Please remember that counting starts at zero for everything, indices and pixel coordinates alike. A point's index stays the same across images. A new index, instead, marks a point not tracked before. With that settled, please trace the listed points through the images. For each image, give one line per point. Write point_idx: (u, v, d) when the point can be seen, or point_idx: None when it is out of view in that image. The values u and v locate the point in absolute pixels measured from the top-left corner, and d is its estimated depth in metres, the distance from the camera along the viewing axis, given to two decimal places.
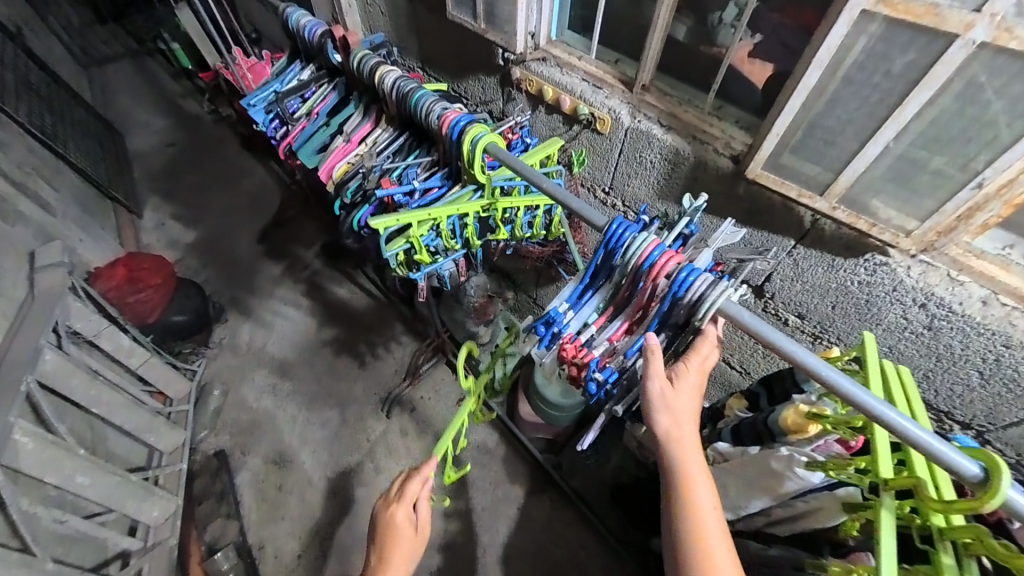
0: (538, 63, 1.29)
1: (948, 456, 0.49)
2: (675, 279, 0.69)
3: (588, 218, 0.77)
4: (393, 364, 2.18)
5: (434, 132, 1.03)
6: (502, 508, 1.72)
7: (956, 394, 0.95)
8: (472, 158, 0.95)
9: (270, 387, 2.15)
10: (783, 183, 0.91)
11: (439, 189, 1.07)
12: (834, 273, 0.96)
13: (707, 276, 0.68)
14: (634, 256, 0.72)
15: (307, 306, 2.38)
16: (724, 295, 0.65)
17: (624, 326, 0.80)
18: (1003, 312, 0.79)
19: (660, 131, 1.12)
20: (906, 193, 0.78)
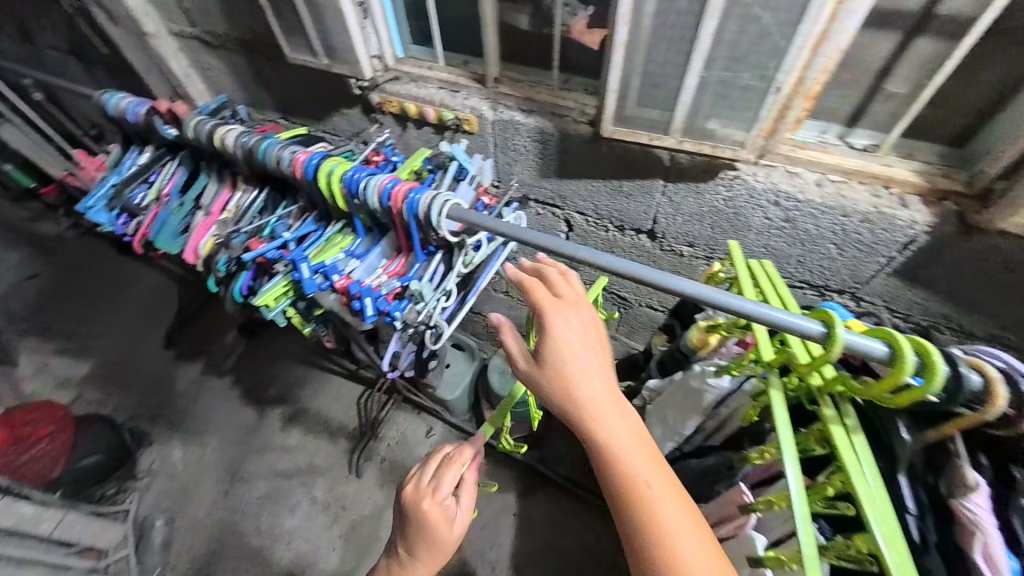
0: (392, 83, 1.31)
1: (796, 324, 0.57)
2: (408, 202, 0.84)
3: (333, 173, 0.92)
4: (352, 420, 2.05)
5: (291, 178, 1.00)
6: (502, 519, 1.68)
7: (830, 271, 1.05)
8: (332, 191, 0.93)
9: (222, 495, 1.92)
10: (634, 133, 1.00)
11: (316, 232, 1.04)
12: (703, 198, 1.06)
13: (432, 193, 0.84)
14: (375, 195, 0.88)
15: (240, 395, 2.17)
16: (445, 203, 0.83)
17: (403, 263, 0.97)
18: (833, 188, 0.93)
19: (523, 116, 1.17)
20: (732, 110, 0.88)
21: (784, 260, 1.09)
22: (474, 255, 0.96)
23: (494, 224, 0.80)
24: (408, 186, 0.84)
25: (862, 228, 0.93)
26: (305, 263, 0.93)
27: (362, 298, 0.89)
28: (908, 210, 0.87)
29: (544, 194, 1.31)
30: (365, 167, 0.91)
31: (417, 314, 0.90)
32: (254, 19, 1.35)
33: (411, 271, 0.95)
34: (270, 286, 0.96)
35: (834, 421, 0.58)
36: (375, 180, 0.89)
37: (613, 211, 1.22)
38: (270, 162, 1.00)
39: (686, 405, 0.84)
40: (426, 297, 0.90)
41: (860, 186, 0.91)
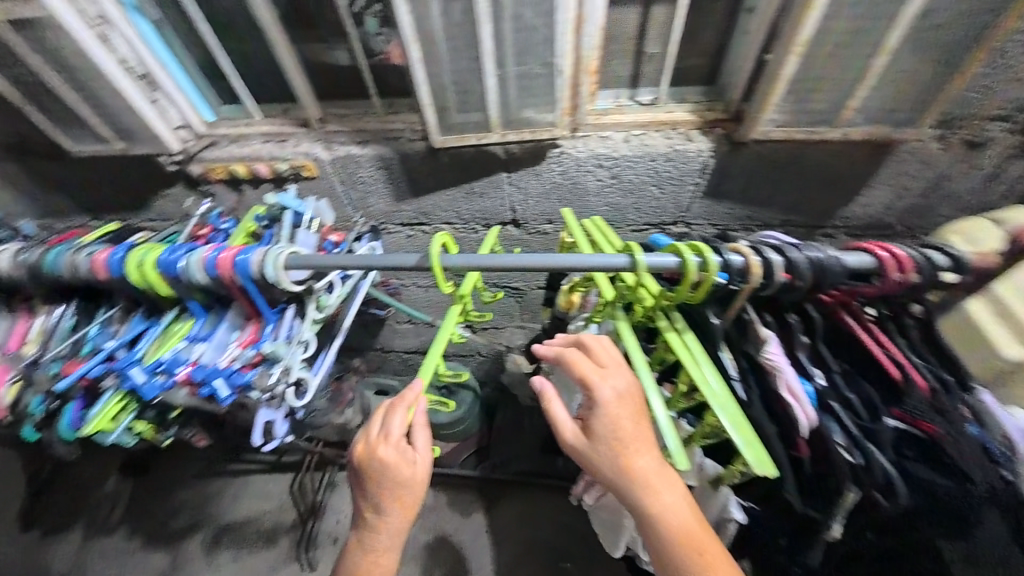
0: (209, 149, 1.22)
1: (605, 262, 0.63)
2: (234, 265, 0.79)
3: (145, 260, 0.83)
4: (291, 514, 1.84)
5: (97, 281, 0.88)
6: (478, 542, 1.65)
7: (662, 209, 1.20)
8: (147, 280, 0.83)
9: None
10: (463, 137, 1.06)
11: (148, 330, 0.92)
12: (543, 177, 1.16)
13: (262, 250, 0.80)
14: (198, 270, 0.81)
15: (143, 544, 1.82)
16: (277, 254, 0.79)
17: (257, 328, 0.90)
18: (637, 140, 1.09)
19: (360, 149, 1.17)
20: (535, 97, 0.99)
21: (627, 211, 1.22)
22: (331, 296, 0.93)
23: (326, 259, 0.79)
24: (231, 250, 0.79)
25: (668, 165, 1.10)
26: (135, 366, 0.82)
27: (207, 380, 0.80)
28: (694, 143, 1.06)
29: (407, 215, 1.32)
30: (180, 244, 0.84)
31: (271, 378, 0.84)
32: (13, 118, 1.16)
33: (264, 335, 0.88)
34: (100, 405, 0.85)
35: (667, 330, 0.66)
36: (195, 254, 0.82)
37: (475, 213, 1.28)
38: (66, 272, 0.88)
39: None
40: (284, 355, 0.86)
41: (656, 134, 1.08)
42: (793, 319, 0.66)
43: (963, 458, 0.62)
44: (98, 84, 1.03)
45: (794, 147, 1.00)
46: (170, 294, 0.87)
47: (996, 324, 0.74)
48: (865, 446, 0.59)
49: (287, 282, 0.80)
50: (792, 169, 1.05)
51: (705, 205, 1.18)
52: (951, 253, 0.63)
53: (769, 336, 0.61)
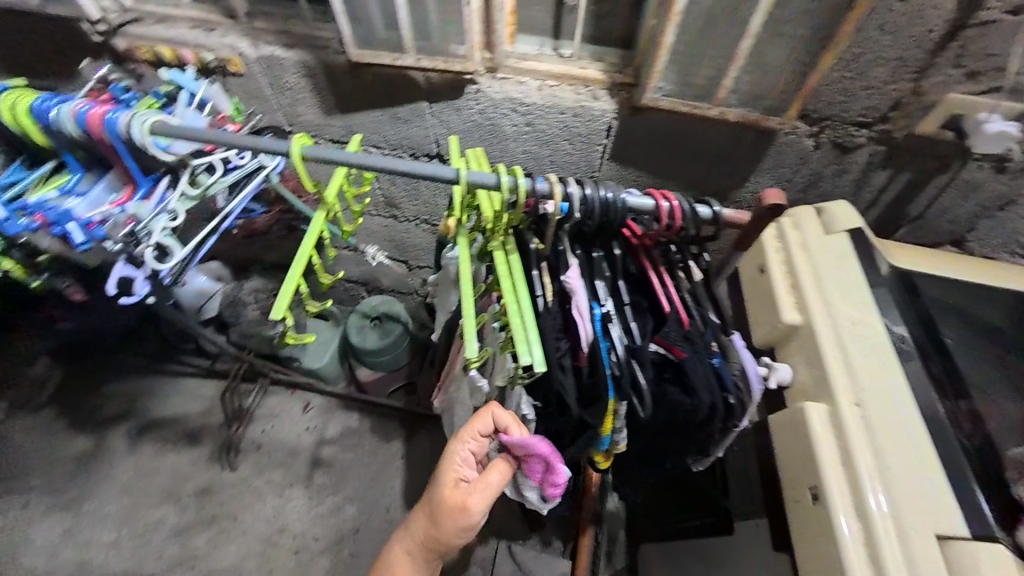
0: (135, 26, 1.22)
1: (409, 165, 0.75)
2: (102, 123, 0.74)
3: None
4: (231, 411, 2.20)
5: None
6: (392, 464, 2.13)
7: (574, 166, 1.27)
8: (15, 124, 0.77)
9: (97, 528, 2.00)
10: (378, 54, 1.09)
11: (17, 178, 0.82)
12: (463, 113, 1.21)
13: (133, 110, 0.75)
14: (66, 123, 0.75)
15: (118, 432, 2.20)
16: (147, 119, 0.74)
17: (125, 194, 0.82)
18: (550, 90, 1.13)
19: (284, 52, 1.18)
20: (445, 25, 1.03)
21: (543, 161, 1.28)
22: (212, 179, 0.85)
23: (208, 135, 0.74)
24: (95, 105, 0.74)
25: (576, 120, 1.15)
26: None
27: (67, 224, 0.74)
28: (600, 101, 1.11)
29: (336, 132, 1.36)
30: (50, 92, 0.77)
31: (123, 231, 0.76)
32: None
33: (135, 199, 0.80)
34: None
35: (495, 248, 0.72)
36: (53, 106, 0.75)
37: (403, 144, 1.33)
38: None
39: (446, 284, 0.96)
40: (137, 221, 0.77)
41: (568, 87, 1.13)
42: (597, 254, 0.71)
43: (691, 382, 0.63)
44: None
45: (683, 121, 1.07)
46: (49, 147, 0.80)
47: (784, 288, 0.79)
48: (627, 362, 0.65)
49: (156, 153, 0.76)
50: (685, 144, 1.13)
51: (609, 165, 1.25)
52: (717, 205, 0.65)
53: (572, 260, 0.68)
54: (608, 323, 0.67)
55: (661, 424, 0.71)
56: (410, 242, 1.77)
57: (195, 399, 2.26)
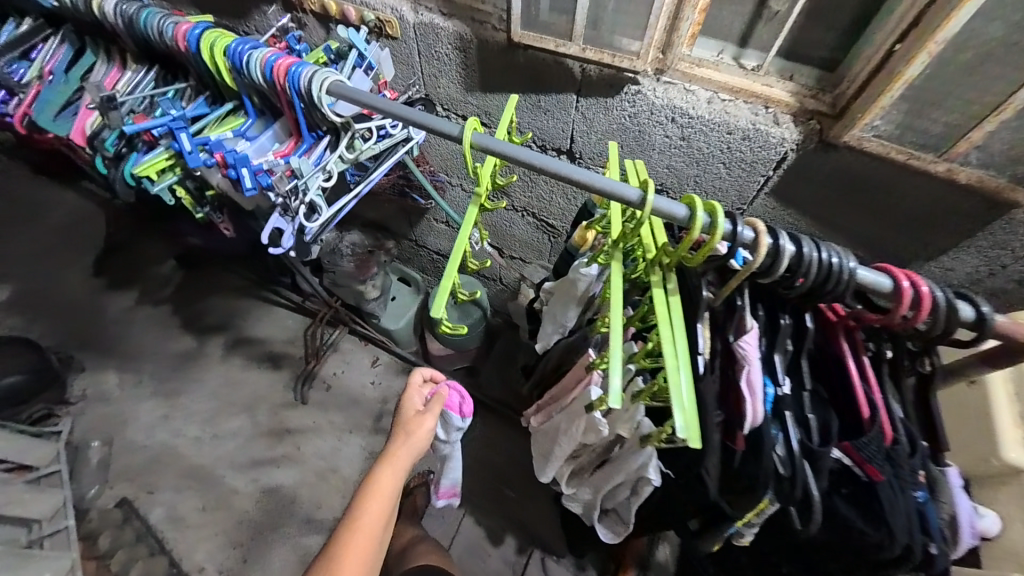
0: None
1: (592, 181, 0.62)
2: (288, 74, 0.74)
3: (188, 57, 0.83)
4: (309, 348, 2.35)
5: (172, 54, 0.85)
6: None
7: (721, 192, 1.14)
8: (212, 65, 0.79)
9: (184, 421, 2.26)
10: (541, 39, 1.00)
11: (205, 112, 0.86)
12: (611, 114, 1.11)
13: (318, 68, 0.75)
14: (256, 72, 0.77)
15: (215, 341, 2.45)
16: (329, 77, 0.73)
17: (292, 147, 0.83)
18: (722, 105, 0.99)
19: (443, 21, 1.14)
20: (626, 17, 0.91)
21: (686, 180, 1.16)
22: (368, 145, 0.84)
23: (382, 104, 0.72)
24: (290, 59, 0.74)
25: (744, 143, 1.00)
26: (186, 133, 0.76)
27: (239, 167, 0.74)
28: (782, 128, 0.95)
29: (470, 109, 1.32)
30: (246, 38, 0.78)
31: (287, 185, 0.76)
32: None
33: (298, 153, 0.81)
34: (150, 155, 0.78)
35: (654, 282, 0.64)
36: (251, 52, 0.76)
37: (537, 134, 1.27)
38: (151, 33, 0.82)
39: (567, 298, 0.91)
40: (299, 175, 0.77)
41: (744, 105, 0.98)
42: (783, 320, 0.59)
43: (890, 512, 0.60)
44: None
45: (885, 171, 0.89)
46: (233, 88, 0.83)
47: (1010, 424, 0.88)
48: (800, 461, 0.57)
49: (330, 113, 0.75)
50: (874, 195, 0.95)
51: (762, 199, 1.09)
52: (984, 308, 0.57)
53: (751, 321, 0.59)
54: (780, 408, 0.63)
55: (829, 536, 0.72)
56: (509, 231, 1.73)
57: (282, 329, 2.47)
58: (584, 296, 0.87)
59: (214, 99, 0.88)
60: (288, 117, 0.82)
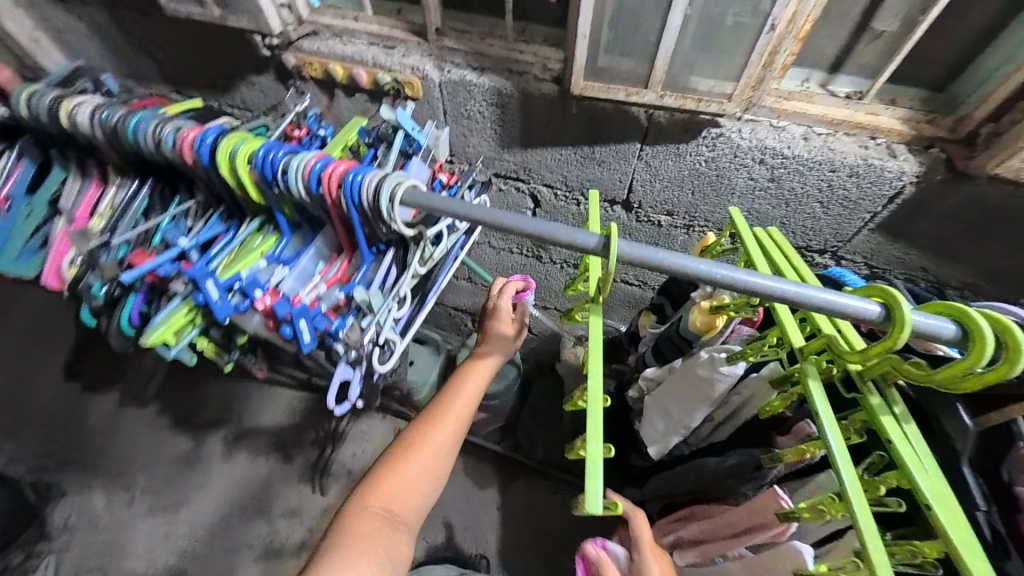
0: (308, 39, 1.06)
1: (798, 295, 0.47)
2: (343, 185, 0.58)
3: (201, 172, 0.65)
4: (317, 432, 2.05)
5: (173, 166, 0.66)
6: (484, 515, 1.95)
7: (814, 231, 1.01)
8: (237, 181, 0.62)
9: (173, 546, 1.88)
10: (608, 87, 0.84)
11: (223, 234, 0.69)
12: (683, 160, 0.97)
13: (381, 171, 0.58)
14: (298, 185, 0.59)
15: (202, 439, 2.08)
16: (401, 183, 0.57)
17: (345, 266, 0.66)
18: (821, 141, 0.86)
19: (476, 76, 0.98)
20: (714, 56, 0.77)
21: (770, 223, 1.02)
22: (438, 250, 0.69)
23: (480, 211, 0.54)
24: (347, 167, 0.57)
25: (848, 181, 0.88)
26: (212, 279, 0.58)
27: (294, 319, 0.57)
28: (898, 161, 0.83)
29: (505, 167, 1.16)
30: (279, 142, 0.61)
31: (361, 334, 0.62)
32: None
33: (359, 279, 0.64)
34: (163, 313, 0.60)
35: (882, 411, 0.51)
36: (291, 160, 0.59)
37: (588, 186, 1.12)
38: (143, 145, 0.64)
39: (692, 397, 0.76)
40: (378, 316, 0.61)
41: (846, 138, 0.85)
42: None
43: None
44: None
45: None
46: (260, 202, 0.65)
47: None
48: None
49: (401, 226, 0.58)
50: None
51: (863, 235, 0.97)
52: None
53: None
54: None
55: None
56: (545, 284, 1.57)
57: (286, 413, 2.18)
58: (720, 396, 0.73)
59: (229, 214, 0.70)
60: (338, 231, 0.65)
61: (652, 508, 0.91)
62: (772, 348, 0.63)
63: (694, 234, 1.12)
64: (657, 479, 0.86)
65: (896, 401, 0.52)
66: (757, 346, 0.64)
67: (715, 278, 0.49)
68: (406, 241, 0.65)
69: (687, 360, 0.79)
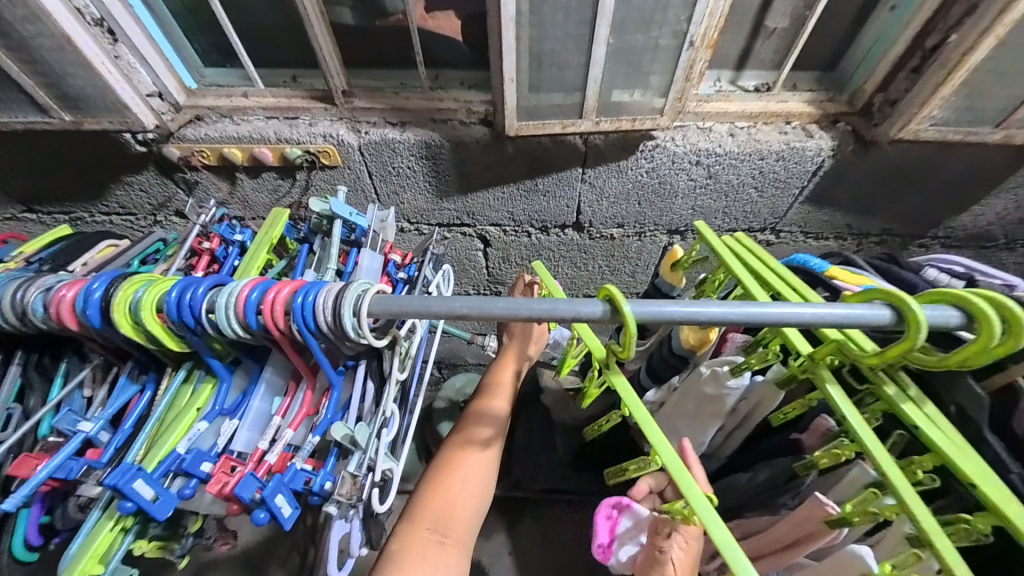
0: (192, 126, 0.92)
1: (815, 316, 0.46)
2: (293, 311, 0.48)
3: (95, 333, 0.51)
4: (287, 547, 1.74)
5: (51, 333, 0.51)
6: None
7: (753, 215, 1.05)
8: (149, 335, 0.49)
9: None
10: (543, 124, 0.84)
11: (140, 396, 0.56)
12: (625, 175, 0.97)
13: (336, 284, 0.49)
14: (234, 325, 0.48)
15: None
16: (364, 291, 0.48)
17: (311, 397, 0.55)
18: (746, 135, 0.90)
19: (397, 133, 0.92)
20: (639, 76, 0.78)
21: (714, 216, 1.06)
22: (413, 346, 0.61)
23: (466, 303, 0.47)
24: (295, 291, 0.48)
25: (777, 166, 0.93)
26: (141, 476, 0.45)
27: (266, 498, 0.45)
28: (816, 140, 0.89)
29: (447, 216, 1.09)
30: (196, 278, 0.49)
31: (354, 483, 0.49)
32: None
33: (331, 409, 0.53)
34: (79, 539, 0.45)
35: (900, 398, 0.51)
36: (217, 296, 0.48)
37: (536, 217, 1.09)
38: (1, 321, 0.49)
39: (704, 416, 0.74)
40: (368, 452, 0.50)
41: (767, 128, 0.91)
42: None
43: None
44: (33, 32, 0.74)
45: (925, 154, 0.89)
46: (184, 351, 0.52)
47: None
48: None
49: (375, 340, 0.50)
50: (949, 199, 0.99)
51: (796, 210, 1.03)
52: None
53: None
54: None
55: None
56: None
57: None
58: (731, 408, 0.71)
59: (139, 370, 0.57)
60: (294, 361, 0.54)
61: None
62: (774, 353, 0.62)
63: (647, 240, 1.13)
64: None
65: (909, 385, 0.53)
66: (759, 355, 0.64)
67: (734, 318, 0.47)
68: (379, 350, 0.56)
69: (685, 376, 0.78)
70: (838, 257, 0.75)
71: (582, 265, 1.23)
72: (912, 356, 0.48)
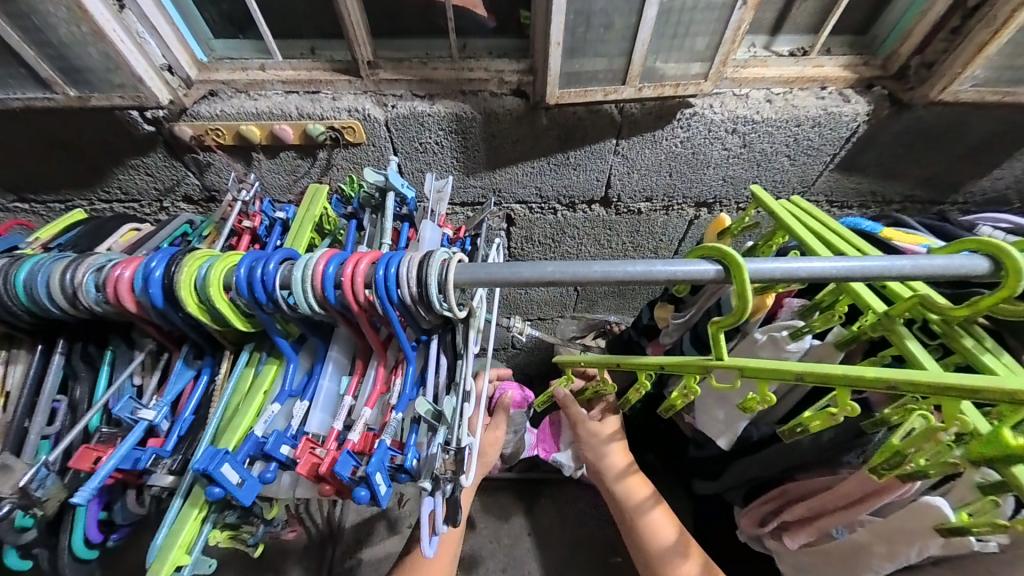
0: (206, 103, 0.86)
1: (914, 268, 0.45)
2: (375, 284, 0.45)
3: (150, 315, 0.47)
4: None
5: (103, 316, 0.48)
6: None
7: (782, 183, 1.04)
8: (218, 313, 0.46)
9: None
10: (584, 91, 0.81)
11: (199, 384, 0.53)
12: (659, 146, 0.95)
13: (415, 254, 0.47)
14: (312, 300, 0.46)
15: None
16: (448, 261, 0.46)
17: (382, 376, 0.53)
18: (783, 100, 0.89)
19: (426, 105, 0.88)
20: (685, 39, 0.77)
21: (743, 187, 1.05)
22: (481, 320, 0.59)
23: (557, 269, 0.45)
24: (378, 263, 0.46)
25: (812, 132, 0.92)
26: (228, 460, 0.43)
27: (368, 475, 0.43)
28: (852, 104, 0.88)
29: (472, 194, 1.05)
30: (267, 251, 0.46)
31: (444, 458, 0.48)
32: None
33: (408, 385, 0.52)
34: (164, 529, 0.44)
35: (979, 350, 0.50)
36: (293, 269, 0.45)
37: (563, 192, 1.06)
38: (52, 306, 0.46)
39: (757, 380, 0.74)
40: (453, 427, 0.49)
41: (803, 93, 0.90)
42: None
43: None
44: None
45: (958, 116, 0.90)
46: (248, 330, 0.50)
47: None
48: None
49: (458, 311, 0.48)
50: (975, 162, 1.01)
51: (825, 178, 1.03)
52: None
53: None
54: None
55: None
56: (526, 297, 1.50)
57: None
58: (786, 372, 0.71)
59: (197, 357, 0.54)
60: (367, 337, 0.52)
61: (729, 496, 0.90)
62: (840, 314, 0.62)
63: (675, 213, 1.12)
64: (736, 468, 0.84)
65: (987, 340, 0.51)
66: (823, 316, 0.63)
67: (831, 273, 0.45)
68: (451, 321, 0.53)
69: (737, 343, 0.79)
70: (888, 219, 0.77)
71: (606, 242, 1.21)
72: (996, 306, 0.48)
